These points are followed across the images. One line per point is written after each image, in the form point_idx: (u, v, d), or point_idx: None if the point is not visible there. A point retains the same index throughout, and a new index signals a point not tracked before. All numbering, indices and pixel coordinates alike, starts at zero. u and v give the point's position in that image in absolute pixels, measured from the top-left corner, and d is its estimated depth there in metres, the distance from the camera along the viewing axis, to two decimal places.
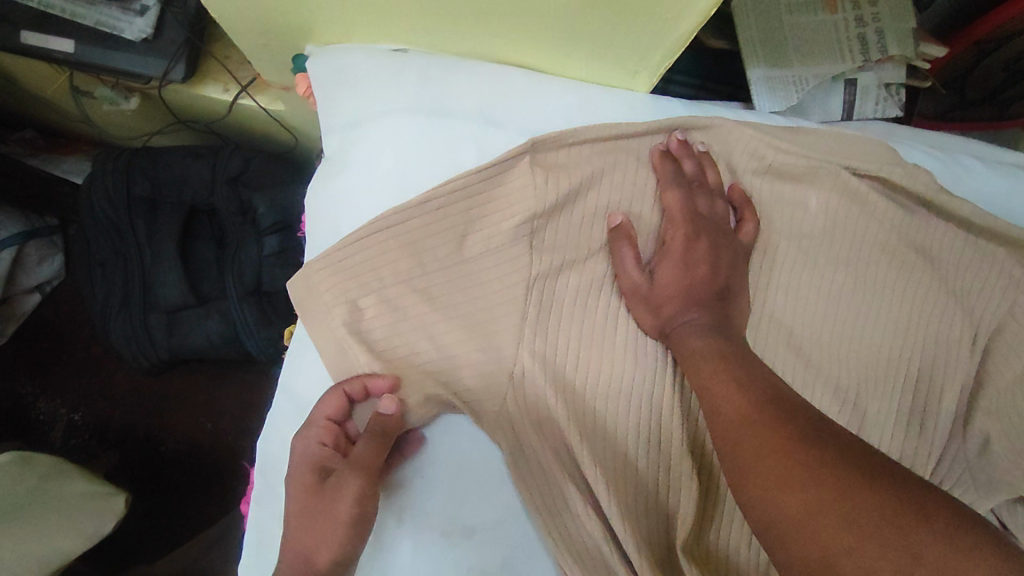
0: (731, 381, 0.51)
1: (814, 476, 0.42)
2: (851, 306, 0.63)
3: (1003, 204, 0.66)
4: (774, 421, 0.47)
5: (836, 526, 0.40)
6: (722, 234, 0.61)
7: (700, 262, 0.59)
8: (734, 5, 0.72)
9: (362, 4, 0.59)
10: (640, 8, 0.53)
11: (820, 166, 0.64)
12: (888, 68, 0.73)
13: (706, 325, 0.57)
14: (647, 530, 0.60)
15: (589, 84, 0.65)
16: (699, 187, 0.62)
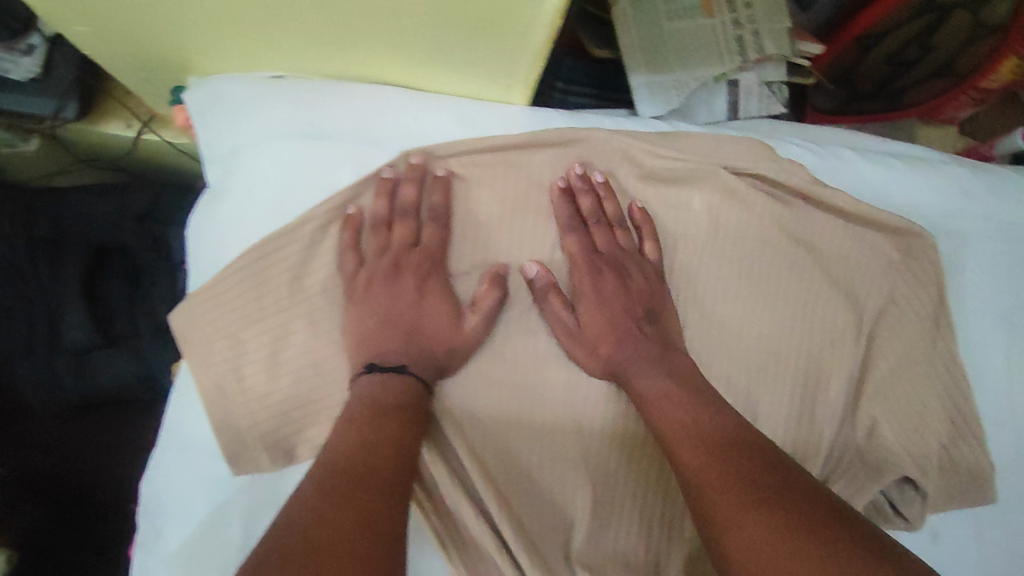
0: (700, 419, 0.53)
1: (766, 514, 0.44)
2: (742, 304, 0.64)
3: (880, 192, 0.68)
4: (741, 456, 0.49)
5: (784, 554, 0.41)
6: (626, 260, 0.63)
7: (614, 295, 0.62)
8: (614, 13, 0.73)
9: (228, 32, 0.58)
10: (490, 21, 0.52)
11: (696, 166, 0.65)
12: (769, 67, 0.75)
13: (635, 355, 0.60)
14: (548, 541, 0.59)
15: (468, 99, 0.65)
16: (590, 208, 0.63)
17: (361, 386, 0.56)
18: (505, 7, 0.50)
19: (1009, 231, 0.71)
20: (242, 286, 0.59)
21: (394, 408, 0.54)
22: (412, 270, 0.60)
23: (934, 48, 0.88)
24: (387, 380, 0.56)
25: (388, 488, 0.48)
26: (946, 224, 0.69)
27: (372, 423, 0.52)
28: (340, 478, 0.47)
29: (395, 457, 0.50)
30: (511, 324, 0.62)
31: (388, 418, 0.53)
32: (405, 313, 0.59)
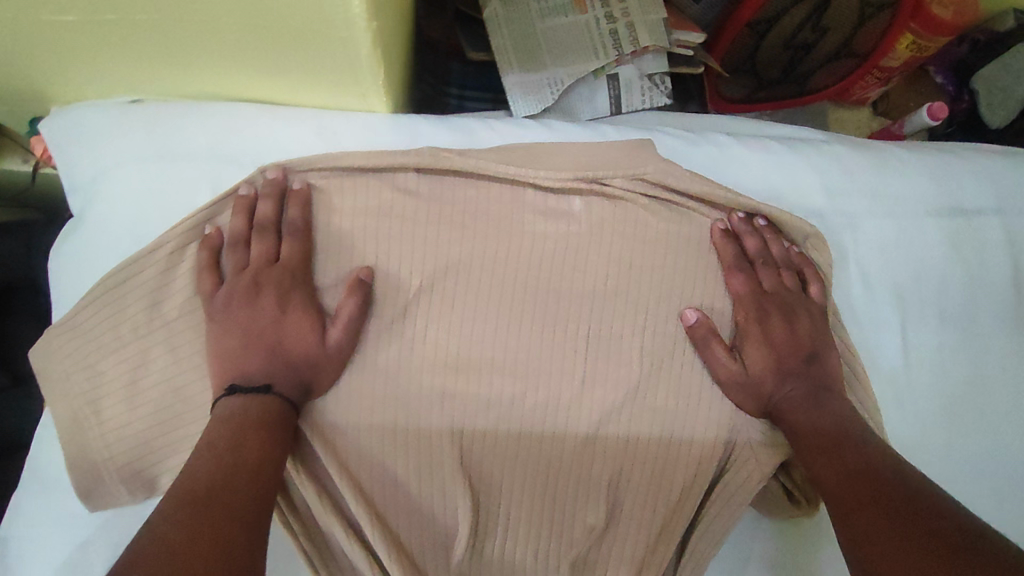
0: (816, 409, 0.60)
1: (881, 495, 0.51)
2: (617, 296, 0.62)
3: (763, 180, 0.67)
4: (850, 462, 0.55)
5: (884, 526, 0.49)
6: (796, 306, 0.64)
7: (801, 332, 0.64)
8: (486, 15, 0.72)
9: (65, 64, 0.57)
10: (306, 32, 0.49)
11: (562, 163, 0.64)
12: (648, 59, 0.74)
13: (787, 382, 0.62)
14: (424, 540, 0.62)
15: (331, 110, 0.64)
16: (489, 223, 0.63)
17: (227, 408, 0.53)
18: (312, 15, 0.47)
19: (898, 207, 0.68)
20: (96, 317, 0.58)
21: (258, 424, 0.52)
22: (274, 286, 0.57)
23: (829, 29, 0.88)
24: (249, 402, 0.53)
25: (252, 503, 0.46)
26: (831, 203, 0.67)
27: (234, 440, 0.50)
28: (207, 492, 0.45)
29: (258, 471, 0.49)
30: (384, 335, 0.60)
31: (256, 433, 0.51)
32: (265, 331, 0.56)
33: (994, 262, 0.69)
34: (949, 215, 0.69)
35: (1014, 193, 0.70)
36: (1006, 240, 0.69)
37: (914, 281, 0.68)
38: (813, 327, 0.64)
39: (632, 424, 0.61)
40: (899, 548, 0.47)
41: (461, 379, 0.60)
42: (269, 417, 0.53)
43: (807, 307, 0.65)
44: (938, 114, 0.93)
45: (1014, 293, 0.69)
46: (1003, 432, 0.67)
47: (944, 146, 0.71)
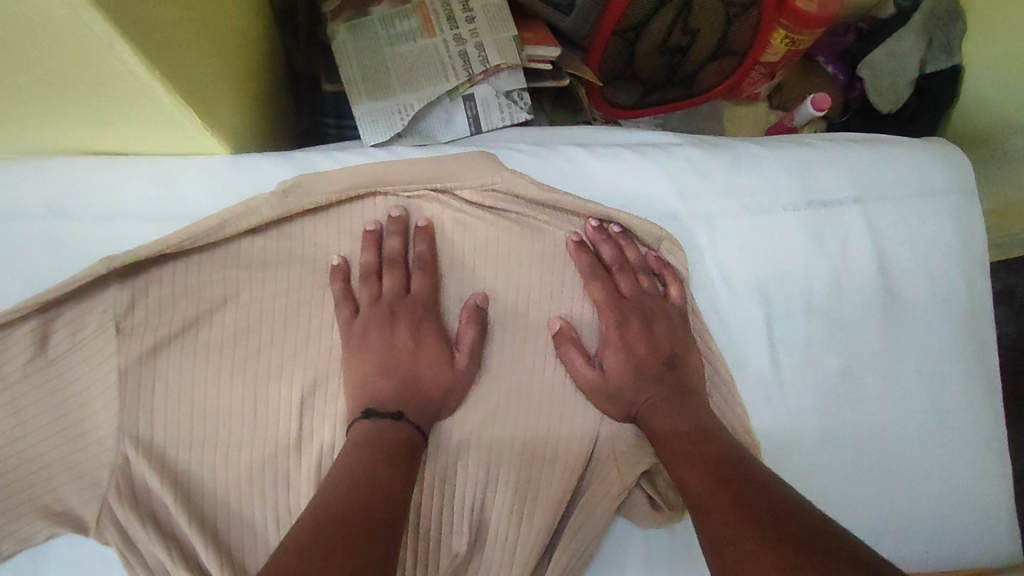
0: (676, 412, 0.59)
1: (743, 500, 0.49)
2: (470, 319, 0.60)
3: (613, 188, 0.67)
4: (706, 464, 0.53)
5: (746, 530, 0.46)
6: (653, 311, 0.64)
7: (659, 335, 0.63)
8: (335, 47, 0.73)
9: None
10: (97, 85, 0.49)
11: (409, 176, 0.62)
12: (503, 77, 0.75)
13: (653, 392, 0.60)
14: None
15: (171, 156, 0.63)
16: (369, 281, 0.61)
17: (355, 439, 0.54)
18: (93, 70, 0.46)
19: (755, 204, 0.68)
20: None
21: (387, 458, 0.52)
22: (405, 316, 0.60)
23: (698, 31, 0.88)
24: (384, 433, 0.54)
25: (379, 531, 0.46)
26: (686, 205, 0.67)
27: (368, 473, 0.50)
28: (321, 533, 0.44)
29: (375, 535, 0.46)
30: (234, 377, 0.60)
31: (390, 466, 0.52)
32: (401, 361, 0.59)
33: (859, 251, 0.68)
34: (808, 208, 0.68)
35: (873, 181, 0.69)
36: (868, 229, 0.68)
37: (779, 278, 0.67)
38: (675, 330, 0.63)
39: (496, 447, 0.60)
40: (762, 555, 0.44)
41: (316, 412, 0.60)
42: (400, 450, 0.54)
43: (665, 309, 0.64)
44: (823, 105, 0.93)
45: (881, 281, 0.68)
46: (880, 423, 0.66)
47: (800, 139, 0.71)
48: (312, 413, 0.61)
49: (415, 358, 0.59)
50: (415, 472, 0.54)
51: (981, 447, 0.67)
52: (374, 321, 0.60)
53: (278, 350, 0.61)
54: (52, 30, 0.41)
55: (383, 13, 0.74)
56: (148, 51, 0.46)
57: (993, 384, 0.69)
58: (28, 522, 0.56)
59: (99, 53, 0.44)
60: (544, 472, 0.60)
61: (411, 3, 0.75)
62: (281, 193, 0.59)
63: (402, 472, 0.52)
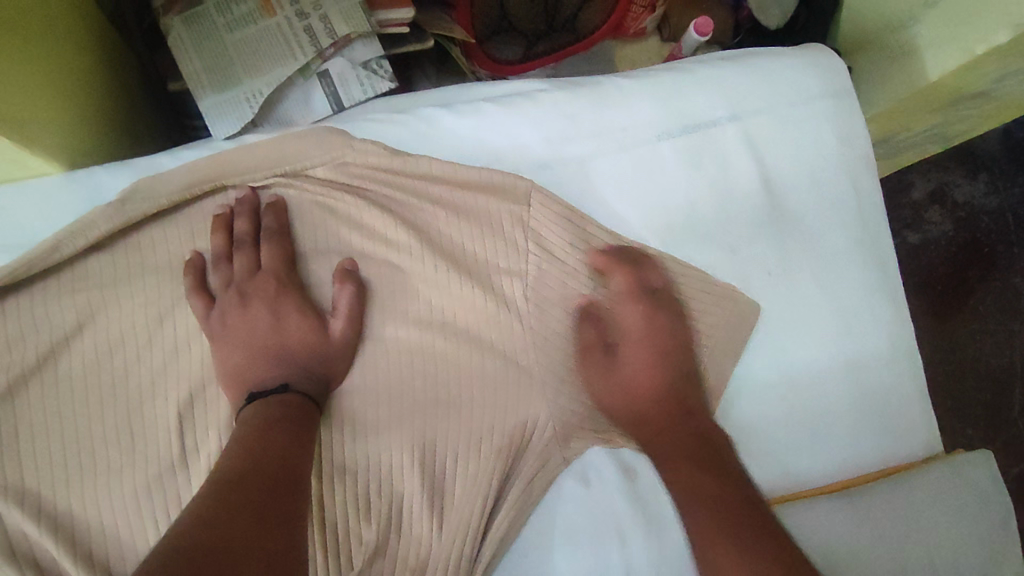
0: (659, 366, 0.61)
1: (728, 504, 0.51)
2: (336, 294, 0.58)
3: (477, 146, 0.64)
4: (683, 430, 0.58)
5: (752, 535, 0.48)
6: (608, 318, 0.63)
7: (631, 332, 0.62)
8: (172, 43, 0.68)
9: None
10: None
11: (254, 166, 0.60)
12: (356, 48, 0.71)
13: (619, 389, 0.62)
14: None
15: (1, 185, 0.59)
16: (221, 266, 0.58)
17: (245, 417, 0.51)
18: None
19: (628, 139, 0.65)
20: None
21: (281, 419, 0.50)
22: (260, 295, 0.56)
23: None
24: (273, 402, 0.51)
25: (281, 488, 0.44)
26: (557, 151, 0.64)
27: (262, 436, 0.48)
28: (223, 500, 0.41)
29: (275, 486, 0.44)
30: (107, 404, 0.56)
31: (280, 426, 0.49)
32: (266, 339, 0.55)
33: (741, 169, 0.66)
34: (683, 134, 0.66)
35: (747, 95, 0.67)
36: (748, 145, 0.66)
37: (666, 208, 0.65)
38: (647, 330, 0.62)
39: (398, 431, 0.58)
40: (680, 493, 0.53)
41: (199, 426, 0.57)
42: (296, 411, 0.51)
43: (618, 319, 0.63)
44: (705, 29, 0.90)
45: (767, 197, 0.66)
46: (785, 349, 0.64)
47: (672, 65, 0.68)
48: (195, 429, 0.57)
49: (281, 349, 0.55)
50: (311, 432, 0.51)
51: (887, 348, 0.66)
52: (238, 302, 0.56)
53: (150, 370, 0.57)
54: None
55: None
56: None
57: (891, 285, 0.68)
58: None
59: None
60: (449, 449, 0.59)
61: None
62: (118, 200, 0.56)
63: (296, 431, 0.49)
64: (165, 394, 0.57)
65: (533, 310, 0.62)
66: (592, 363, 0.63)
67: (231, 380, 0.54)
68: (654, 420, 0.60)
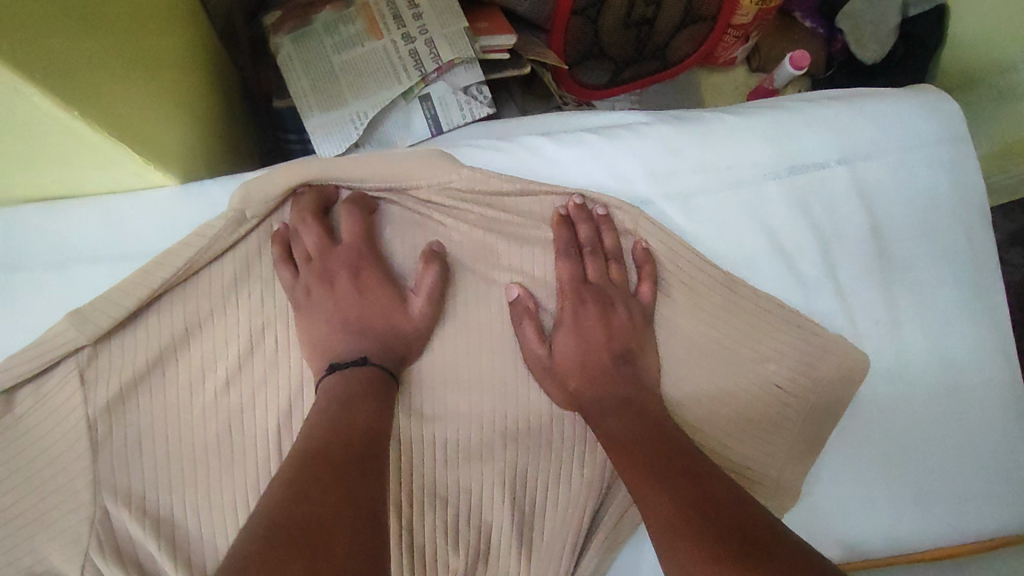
0: (584, 336, 0.58)
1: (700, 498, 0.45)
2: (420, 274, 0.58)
3: (579, 176, 0.64)
4: (635, 432, 0.53)
5: (709, 533, 0.42)
6: (612, 294, 0.60)
7: (583, 342, 0.58)
8: (280, 61, 0.70)
9: None
10: (26, 134, 0.46)
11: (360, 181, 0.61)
12: (458, 73, 0.72)
13: (574, 355, 0.58)
14: None
15: (116, 195, 0.61)
16: (303, 240, 0.59)
17: (326, 387, 0.53)
18: (15, 119, 0.44)
19: (732, 176, 0.65)
20: None
21: (359, 394, 0.51)
22: (343, 269, 0.58)
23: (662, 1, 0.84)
24: (349, 374, 0.53)
25: (362, 462, 0.45)
26: (659, 186, 0.64)
27: (343, 411, 0.49)
28: (305, 477, 0.42)
29: (350, 457, 0.45)
30: (210, 412, 0.58)
31: (361, 401, 0.50)
32: (349, 311, 0.57)
33: (846, 214, 0.64)
34: (789, 174, 0.65)
35: (857, 138, 0.65)
36: (856, 189, 0.65)
37: (768, 249, 0.63)
38: (591, 349, 0.58)
39: (487, 458, 0.58)
40: (643, 483, 0.48)
41: (294, 438, 0.58)
42: (369, 386, 0.52)
43: (638, 326, 0.60)
44: (802, 62, 0.88)
45: (874, 243, 0.64)
46: (886, 404, 0.62)
47: (777, 103, 0.67)
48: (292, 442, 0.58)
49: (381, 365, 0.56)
50: (388, 406, 0.52)
51: (996, 410, 0.63)
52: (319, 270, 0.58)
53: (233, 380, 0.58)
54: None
55: (326, 20, 0.71)
56: (69, 90, 0.44)
57: (1004, 342, 0.65)
58: None
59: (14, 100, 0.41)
60: (537, 479, 0.58)
61: (354, 6, 0.71)
62: (236, 213, 0.59)
63: (373, 404, 0.51)
64: (264, 407, 0.59)
65: (569, 326, 0.59)
66: (576, 356, 0.58)
67: (315, 352, 0.56)
68: (626, 399, 0.55)
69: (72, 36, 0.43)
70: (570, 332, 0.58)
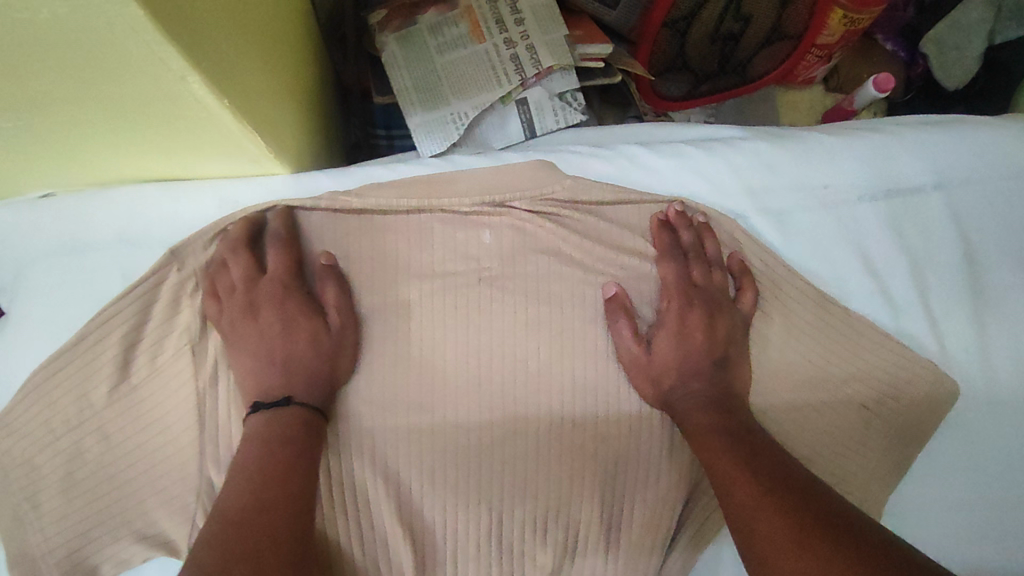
0: (688, 336, 0.60)
1: (804, 508, 0.47)
2: (321, 289, 0.60)
3: (676, 188, 0.66)
4: (733, 441, 0.54)
5: (822, 543, 0.44)
6: (718, 303, 0.61)
7: (684, 344, 0.60)
8: (385, 58, 0.72)
9: None
10: (173, 113, 0.49)
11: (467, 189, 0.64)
12: (556, 79, 0.73)
13: (673, 358, 0.60)
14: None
15: (229, 179, 0.64)
16: (273, 250, 0.60)
17: (248, 429, 0.54)
18: (166, 96, 0.47)
19: (828, 197, 0.65)
20: (32, 413, 0.59)
21: (280, 442, 0.53)
22: (295, 297, 0.59)
23: (752, 16, 0.84)
24: (273, 418, 0.54)
25: (274, 523, 0.47)
26: (755, 201, 0.65)
27: (267, 461, 0.51)
28: (233, 535, 0.45)
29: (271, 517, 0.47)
30: None
31: (283, 450, 0.52)
32: (275, 345, 0.57)
33: (945, 242, 0.64)
34: (886, 197, 0.65)
35: (956, 166, 0.66)
36: (952, 217, 0.65)
37: (864, 270, 0.64)
38: (691, 353, 0.60)
39: (574, 457, 0.60)
40: (747, 491, 0.50)
41: (390, 428, 0.60)
42: (295, 430, 0.54)
43: (736, 335, 0.61)
44: (886, 85, 0.87)
45: (969, 270, 0.64)
46: (970, 433, 0.63)
47: (877, 126, 0.68)
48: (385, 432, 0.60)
49: None
50: (314, 453, 0.54)
51: None
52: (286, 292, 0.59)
53: (269, 380, 0.57)
54: (110, 56, 0.41)
55: (431, 21, 0.73)
56: (214, 78, 0.46)
57: None
58: (129, 541, 0.59)
59: (171, 77, 0.44)
60: (619, 483, 0.60)
61: (458, 9, 0.73)
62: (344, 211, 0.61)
63: (292, 455, 0.52)
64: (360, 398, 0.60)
65: (668, 331, 0.60)
66: (679, 361, 0.60)
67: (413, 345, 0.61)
68: (722, 407, 0.57)
69: (216, 24, 0.46)
70: (672, 331, 0.60)
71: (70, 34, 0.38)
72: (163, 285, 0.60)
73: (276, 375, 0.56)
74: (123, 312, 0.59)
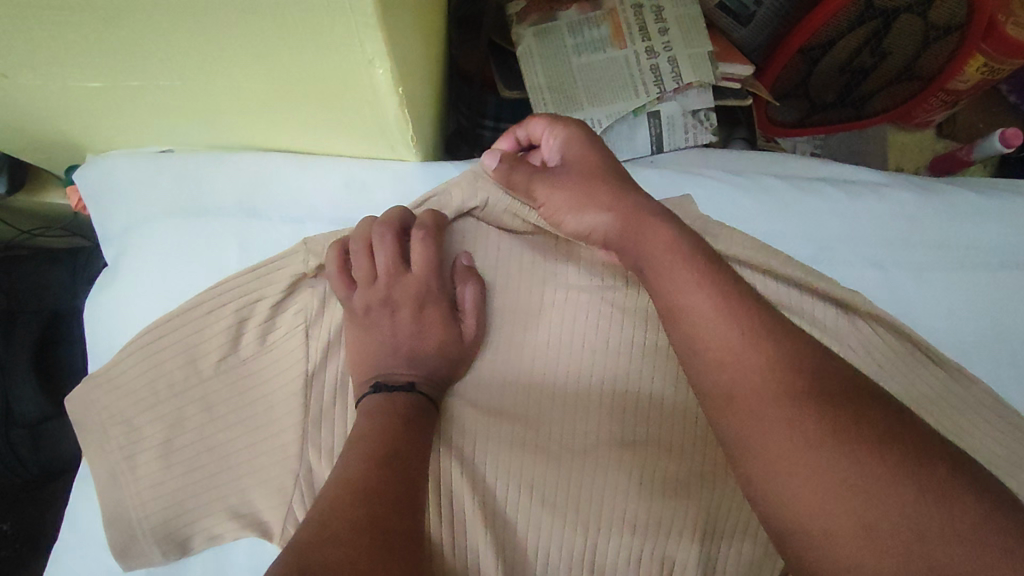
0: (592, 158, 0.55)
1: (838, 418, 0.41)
2: (460, 291, 0.59)
3: (815, 228, 0.63)
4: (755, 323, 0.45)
5: (865, 460, 0.39)
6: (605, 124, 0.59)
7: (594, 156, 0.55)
8: (520, 53, 0.70)
9: (115, 121, 0.56)
10: (337, 91, 0.47)
11: None
12: (692, 95, 0.71)
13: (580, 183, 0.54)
14: None
15: (359, 159, 0.63)
16: (384, 244, 0.57)
17: (368, 406, 0.52)
18: (338, 71, 0.44)
19: (967, 257, 0.63)
20: (135, 372, 0.57)
21: (404, 423, 0.51)
22: (408, 302, 0.57)
23: (889, 53, 0.81)
24: (395, 397, 0.53)
25: (401, 504, 0.44)
26: (893, 252, 0.63)
27: (389, 438, 0.49)
28: (355, 506, 0.42)
29: (395, 493, 0.45)
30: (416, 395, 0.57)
31: (408, 430, 0.50)
32: (404, 338, 0.56)
33: None
34: None
35: None
36: None
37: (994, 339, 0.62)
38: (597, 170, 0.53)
39: (678, 488, 0.58)
40: (770, 394, 0.42)
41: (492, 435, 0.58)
42: (412, 413, 0.52)
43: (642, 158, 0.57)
44: (1013, 141, 0.84)
45: None
46: None
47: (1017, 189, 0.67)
48: (488, 439, 0.58)
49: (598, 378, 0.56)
50: (429, 435, 0.52)
51: None
52: (404, 287, 0.57)
53: (389, 371, 0.55)
54: (302, 34, 0.39)
55: (571, 18, 0.70)
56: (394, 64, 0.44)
57: None
58: (222, 516, 0.58)
59: (354, 53, 0.42)
60: (725, 520, 0.57)
61: (602, 9, 0.70)
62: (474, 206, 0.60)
63: (415, 437, 0.50)
64: (467, 400, 0.58)
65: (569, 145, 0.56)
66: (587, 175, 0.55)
67: (526, 348, 0.60)
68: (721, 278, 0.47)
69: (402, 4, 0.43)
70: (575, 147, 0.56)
71: (275, 9, 0.37)
72: (279, 271, 0.57)
73: (397, 364, 0.55)
74: (241, 286, 0.57)
